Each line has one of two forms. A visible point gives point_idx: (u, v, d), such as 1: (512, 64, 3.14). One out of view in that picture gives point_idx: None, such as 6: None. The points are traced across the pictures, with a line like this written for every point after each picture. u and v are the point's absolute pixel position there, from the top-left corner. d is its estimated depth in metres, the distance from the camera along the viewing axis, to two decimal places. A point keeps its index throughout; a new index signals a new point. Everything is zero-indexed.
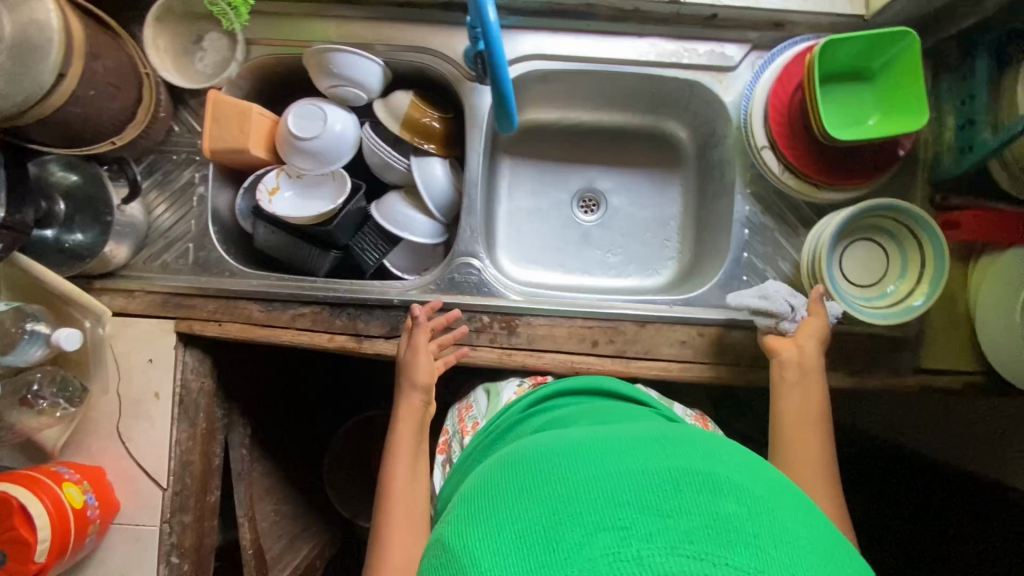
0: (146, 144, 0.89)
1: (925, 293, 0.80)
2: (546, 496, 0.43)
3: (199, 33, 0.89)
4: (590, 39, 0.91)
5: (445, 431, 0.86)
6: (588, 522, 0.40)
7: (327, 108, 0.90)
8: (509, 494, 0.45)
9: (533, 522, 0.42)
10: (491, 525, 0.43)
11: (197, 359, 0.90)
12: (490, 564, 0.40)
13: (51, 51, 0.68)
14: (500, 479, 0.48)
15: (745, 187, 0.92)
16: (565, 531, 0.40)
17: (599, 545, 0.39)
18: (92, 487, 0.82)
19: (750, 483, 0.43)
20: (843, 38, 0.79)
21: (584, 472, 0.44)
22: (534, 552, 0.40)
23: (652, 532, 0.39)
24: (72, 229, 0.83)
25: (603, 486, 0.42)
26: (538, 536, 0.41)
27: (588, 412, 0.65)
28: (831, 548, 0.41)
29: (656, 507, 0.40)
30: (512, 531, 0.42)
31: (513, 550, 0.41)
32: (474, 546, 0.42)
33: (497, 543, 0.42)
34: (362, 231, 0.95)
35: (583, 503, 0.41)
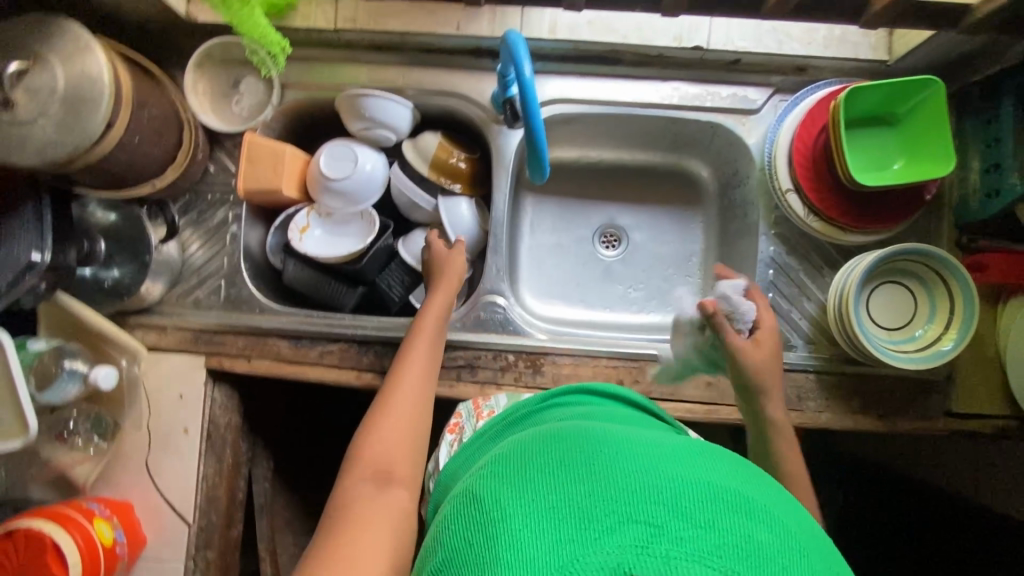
0: (183, 185, 0.92)
1: (954, 339, 0.79)
2: (586, 474, 0.44)
3: (236, 79, 0.92)
4: (615, 84, 0.93)
5: (456, 414, 0.84)
6: (622, 511, 0.41)
7: (358, 150, 0.93)
8: (548, 469, 0.46)
9: (569, 497, 0.43)
10: (525, 495, 0.44)
11: (225, 394, 0.92)
12: (522, 530, 0.41)
13: (102, 102, 0.70)
14: (535, 454, 0.49)
15: (769, 228, 0.92)
16: (598, 512, 0.41)
17: (629, 536, 0.40)
18: (121, 523, 0.83)
19: (787, 518, 0.43)
20: (867, 86, 0.80)
21: (627, 464, 0.45)
22: (565, 523, 0.41)
23: (683, 537, 0.39)
24: (110, 267, 0.86)
25: (643, 480, 0.43)
26: (573, 510, 0.42)
27: (611, 415, 0.66)
28: None
29: (693, 516, 0.40)
30: (548, 502, 0.43)
31: (545, 518, 0.42)
32: (507, 510, 0.43)
33: (531, 510, 0.43)
34: (389, 269, 0.97)
35: (621, 492, 0.42)
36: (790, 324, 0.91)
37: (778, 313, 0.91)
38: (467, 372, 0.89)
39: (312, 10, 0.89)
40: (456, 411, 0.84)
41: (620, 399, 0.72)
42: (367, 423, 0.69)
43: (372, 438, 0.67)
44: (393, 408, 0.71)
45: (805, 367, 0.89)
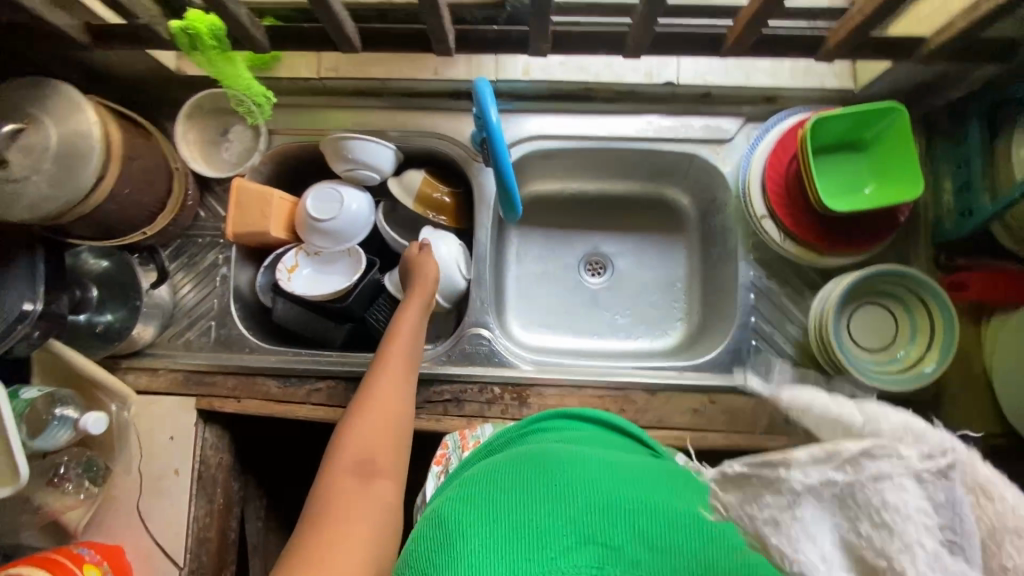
0: (175, 230, 0.94)
1: (936, 360, 0.80)
2: (548, 499, 0.47)
3: (226, 127, 0.96)
4: (590, 119, 0.96)
5: (442, 446, 0.84)
6: (580, 533, 0.45)
7: (343, 190, 0.96)
8: (516, 493, 0.49)
9: (530, 518, 0.46)
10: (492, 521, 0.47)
11: (216, 435, 0.93)
12: (485, 555, 0.44)
13: (93, 157, 0.74)
14: (507, 476, 0.52)
15: (748, 253, 0.94)
16: (557, 533, 0.45)
17: (585, 558, 0.44)
18: (111, 568, 0.83)
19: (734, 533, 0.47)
20: (832, 114, 0.82)
21: (588, 488, 0.48)
22: (527, 543, 0.44)
23: (635, 560, 0.44)
24: (103, 312, 0.88)
25: (602, 505, 0.47)
26: (536, 530, 0.45)
27: (588, 438, 0.66)
28: None
29: (646, 537, 0.45)
30: (513, 525, 0.46)
31: (508, 541, 0.45)
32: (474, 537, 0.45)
33: (496, 535, 0.45)
34: (377, 303, 0.99)
35: (580, 516, 0.46)
36: (774, 348, 0.91)
37: (760, 337, 0.92)
38: (453, 406, 0.89)
39: (296, 62, 0.95)
40: (443, 441, 0.84)
41: (601, 422, 0.73)
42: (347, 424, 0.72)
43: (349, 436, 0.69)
44: (371, 408, 0.73)
45: None
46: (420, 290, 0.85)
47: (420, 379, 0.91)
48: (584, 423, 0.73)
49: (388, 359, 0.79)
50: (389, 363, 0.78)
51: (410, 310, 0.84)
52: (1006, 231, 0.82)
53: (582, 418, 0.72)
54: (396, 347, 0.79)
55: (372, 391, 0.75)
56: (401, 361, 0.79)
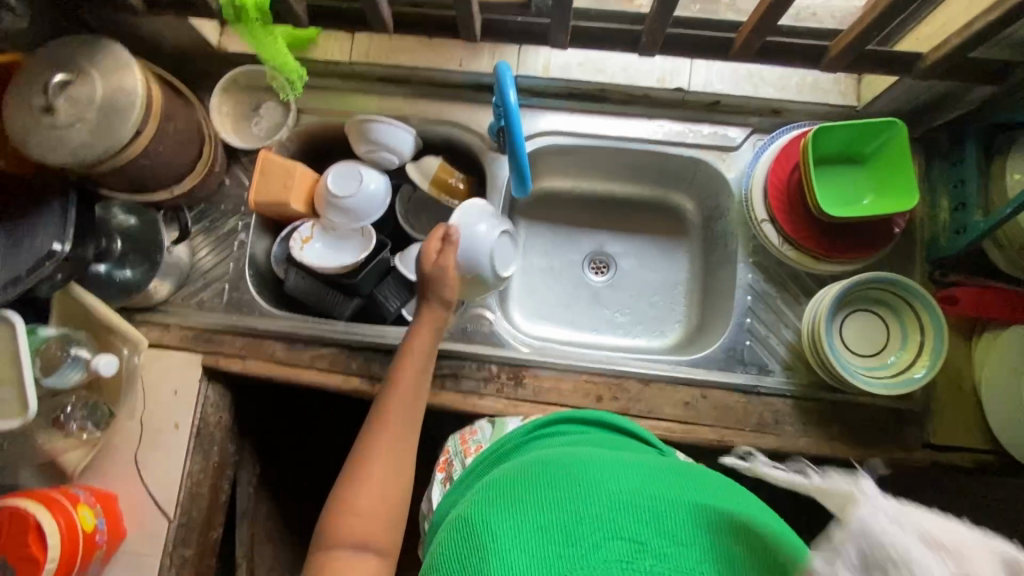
0: (199, 194, 0.99)
1: (925, 365, 0.82)
2: (569, 506, 0.50)
3: (257, 103, 1.01)
4: (604, 119, 1.00)
5: (444, 451, 0.86)
6: (606, 532, 0.48)
7: (364, 170, 1.00)
8: (541, 495, 0.51)
9: (557, 530, 0.48)
10: (524, 523, 0.50)
11: (218, 393, 0.95)
12: (523, 556, 0.47)
13: (133, 111, 0.78)
14: (526, 475, 0.55)
15: (747, 256, 0.96)
16: (587, 535, 0.48)
17: (613, 553, 0.47)
18: (104, 513, 0.85)
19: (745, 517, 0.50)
20: (833, 126, 0.86)
21: (605, 491, 0.51)
22: (559, 551, 0.47)
23: (659, 550, 0.47)
24: (123, 266, 0.91)
25: (623, 506, 0.49)
26: (564, 536, 0.48)
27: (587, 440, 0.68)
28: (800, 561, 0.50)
29: (666, 531, 0.48)
30: (544, 530, 0.49)
31: (540, 547, 0.47)
32: (510, 539, 0.48)
33: (529, 540, 0.48)
34: (385, 281, 1.02)
35: (604, 517, 0.49)
36: (768, 349, 0.93)
37: (755, 338, 0.93)
38: (451, 381, 0.92)
39: (331, 45, 1.00)
40: (445, 447, 0.85)
41: (605, 425, 0.75)
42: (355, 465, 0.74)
43: (348, 499, 0.70)
44: (370, 470, 0.72)
45: (783, 392, 0.90)
46: (421, 334, 0.84)
47: None
48: (588, 422, 0.75)
49: (388, 411, 0.78)
50: (388, 415, 0.77)
51: (417, 348, 0.83)
52: (998, 249, 0.86)
53: (585, 419, 0.75)
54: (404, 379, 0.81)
55: (371, 449, 0.74)
56: (402, 414, 0.78)
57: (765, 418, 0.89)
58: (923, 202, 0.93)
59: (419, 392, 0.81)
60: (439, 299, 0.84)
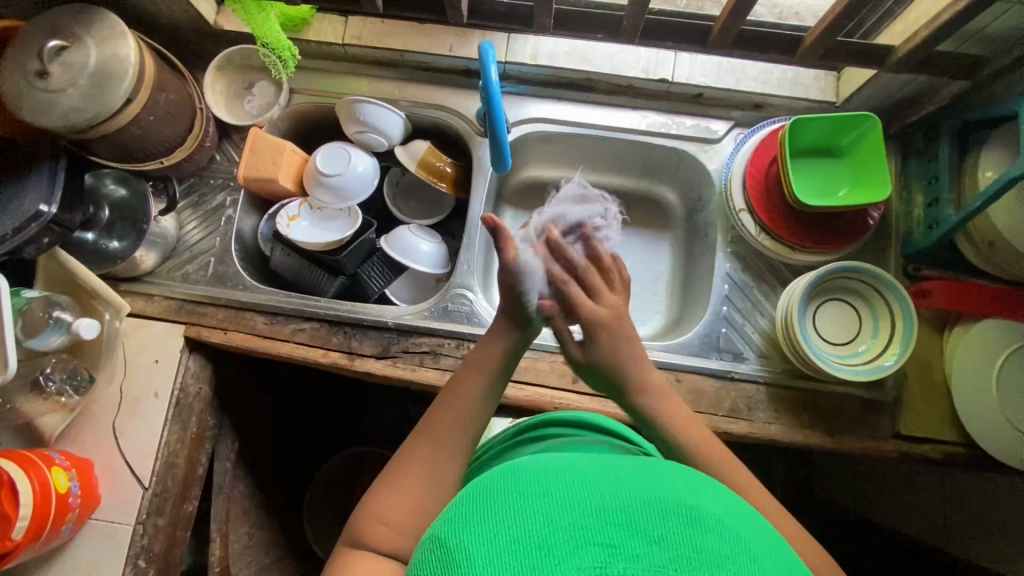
0: (190, 169, 1.00)
1: (895, 354, 0.83)
2: (532, 502, 0.39)
3: (251, 82, 1.03)
4: (589, 108, 1.03)
5: None
6: (579, 535, 0.37)
7: (352, 151, 1.01)
8: (505, 494, 0.41)
9: (519, 533, 0.38)
10: (481, 527, 0.39)
11: (199, 365, 0.96)
12: (479, 564, 0.36)
13: (124, 79, 0.80)
14: (477, 483, 0.44)
15: (726, 246, 0.98)
16: (556, 538, 0.37)
17: (584, 559, 0.36)
18: (78, 476, 0.85)
19: (732, 519, 0.40)
20: (810, 118, 0.88)
21: (570, 484, 0.41)
22: (523, 557, 0.36)
23: (637, 555, 0.36)
24: (111, 236, 0.92)
25: (596, 505, 0.39)
26: (529, 540, 0.37)
27: (567, 444, 0.66)
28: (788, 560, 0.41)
29: (644, 531, 0.37)
30: (508, 533, 0.38)
31: (502, 553, 0.37)
32: (467, 544, 0.38)
33: (489, 546, 0.37)
34: (370, 260, 1.04)
35: (574, 514, 0.38)
36: (744, 338, 0.94)
37: (731, 325, 0.95)
38: (430, 358, 0.93)
39: (324, 26, 1.01)
40: None
41: (593, 425, 0.74)
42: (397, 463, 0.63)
43: (376, 503, 0.59)
44: (407, 477, 0.61)
45: (758, 379, 0.91)
46: (483, 349, 0.71)
47: (401, 330, 0.94)
48: (575, 427, 0.74)
49: (440, 424, 0.65)
50: (439, 428, 0.65)
51: (475, 366, 0.70)
52: (969, 242, 0.88)
53: (570, 421, 0.75)
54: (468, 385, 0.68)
55: (411, 457, 0.63)
56: (454, 430, 0.65)
57: (738, 404, 0.90)
58: (898, 198, 0.95)
59: (477, 414, 0.67)
60: (515, 316, 0.72)
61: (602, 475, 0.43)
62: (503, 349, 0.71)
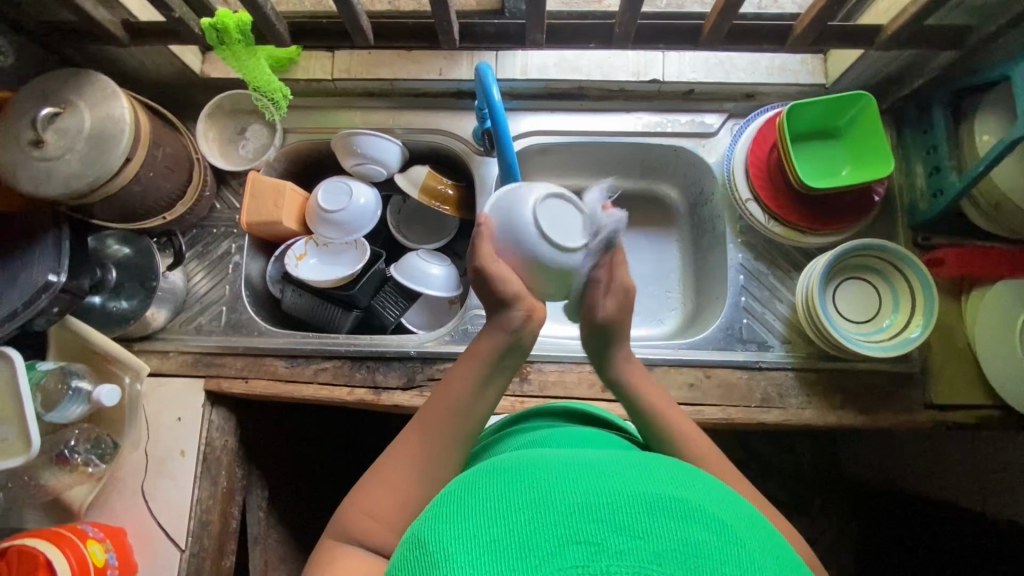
0: (191, 220, 0.99)
1: (921, 324, 0.84)
2: (512, 504, 0.39)
3: (243, 126, 1.03)
4: (584, 116, 1.03)
5: None
6: (560, 533, 0.36)
7: (353, 183, 1.01)
8: (488, 495, 0.40)
9: (499, 533, 0.37)
10: (461, 527, 0.38)
11: (223, 417, 0.95)
12: (461, 565, 0.36)
13: (121, 139, 0.79)
14: (471, 481, 0.44)
15: (736, 237, 0.98)
16: (537, 537, 0.36)
17: (566, 557, 0.35)
18: (114, 547, 0.83)
19: (721, 510, 0.39)
20: (805, 102, 0.89)
21: (553, 482, 0.40)
22: (503, 557, 0.36)
23: (620, 550, 0.36)
24: (119, 296, 0.90)
25: (578, 500, 0.38)
26: (510, 541, 0.37)
27: (566, 433, 0.64)
28: (781, 550, 0.39)
29: (628, 526, 0.37)
30: (489, 534, 0.37)
31: (484, 552, 0.36)
32: (448, 543, 0.37)
33: (469, 547, 0.37)
34: (382, 291, 1.02)
35: (555, 512, 0.38)
36: (766, 326, 0.94)
37: (751, 315, 0.95)
38: None
39: (311, 64, 1.00)
40: None
41: (579, 414, 0.72)
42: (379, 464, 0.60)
43: (363, 494, 0.58)
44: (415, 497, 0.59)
45: (785, 366, 0.91)
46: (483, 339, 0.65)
47: (423, 358, 0.93)
48: (566, 416, 0.72)
49: (430, 423, 0.62)
50: (426, 424, 0.62)
51: (471, 357, 0.65)
52: (975, 206, 0.89)
53: (560, 412, 0.72)
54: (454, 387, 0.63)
55: (400, 454, 0.60)
56: (443, 432, 0.61)
57: (769, 393, 0.90)
58: (898, 170, 0.96)
59: (470, 413, 0.62)
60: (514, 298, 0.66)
61: (587, 469, 0.42)
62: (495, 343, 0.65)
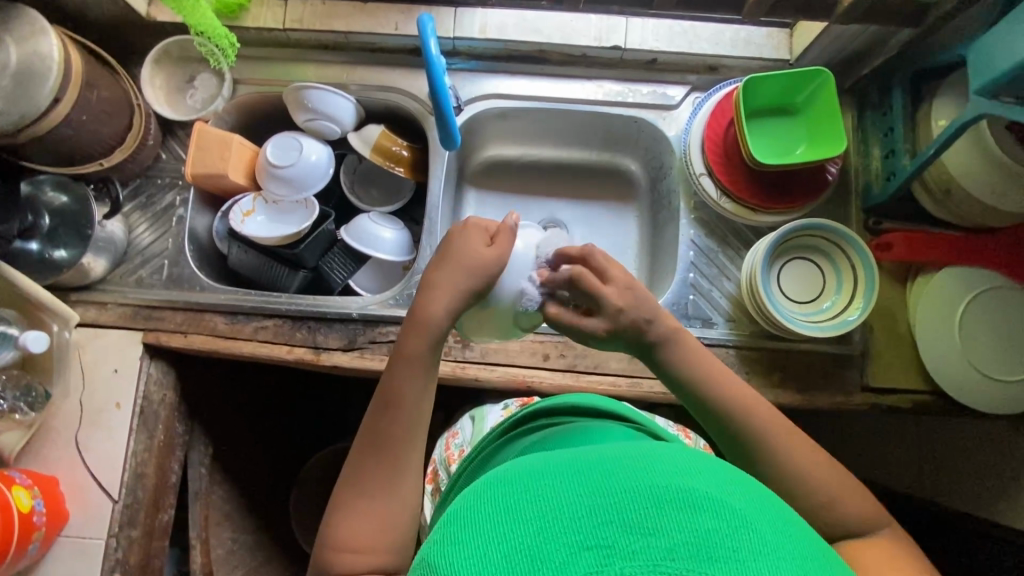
0: (134, 169, 0.96)
1: (858, 308, 0.84)
2: (521, 516, 0.39)
3: (191, 75, 0.99)
4: (544, 82, 1.01)
5: (433, 461, 0.92)
6: (572, 541, 0.37)
7: (303, 140, 0.98)
8: (491, 509, 0.41)
9: (510, 547, 0.38)
10: (472, 548, 0.39)
11: (161, 371, 0.93)
12: None
13: (50, 77, 0.76)
14: (479, 496, 0.44)
15: (689, 213, 0.97)
16: (550, 550, 0.37)
17: (581, 564, 0.36)
18: (42, 494, 0.83)
19: (729, 496, 0.40)
20: (762, 77, 0.87)
21: (561, 491, 0.41)
22: (517, 573, 0.36)
23: (633, 550, 0.36)
24: (56, 244, 0.88)
25: (588, 506, 0.39)
26: (521, 556, 0.37)
27: (564, 433, 0.63)
28: (794, 528, 0.40)
29: (638, 525, 0.37)
30: (500, 551, 0.38)
31: (496, 568, 0.37)
32: (460, 566, 0.38)
33: (481, 567, 0.37)
34: (330, 253, 1.01)
35: (565, 522, 0.38)
36: (711, 303, 0.94)
37: (698, 292, 0.94)
38: None
39: (262, 12, 0.97)
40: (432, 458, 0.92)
41: (578, 409, 0.70)
42: (344, 488, 0.59)
43: (338, 528, 0.57)
44: (364, 490, 0.58)
45: (726, 343, 0.92)
46: (417, 331, 0.61)
47: (367, 321, 0.92)
48: (567, 415, 0.70)
49: (385, 437, 0.59)
50: (383, 433, 0.59)
51: (409, 352, 0.61)
52: (925, 191, 0.89)
53: (556, 408, 0.71)
54: (402, 392, 0.60)
55: (363, 473, 0.59)
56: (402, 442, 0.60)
57: None
58: (855, 152, 0.95)
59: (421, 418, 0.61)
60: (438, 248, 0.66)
61: (598, 470, 0.42)
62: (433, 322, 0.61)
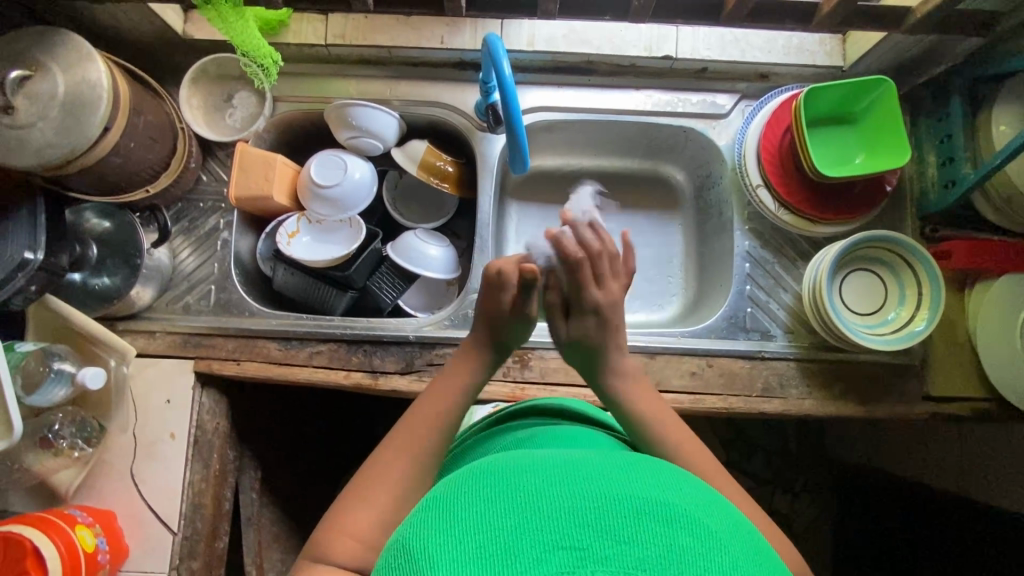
0: (176, 193, 0.94)
1: (926, 320, 0.84)
2: (500, 506, 0.38)
3: (229, 93, 0.96)
4: (592, 92, 0.99)
5: None
6: (546, 539, 0.36)
7: (347, 158, 0.96)
8: (471, 500, 0.39)
9: (485, 540, 0.36)
10: (446, 532, 0.37)
11: (214, 400, 0.92)
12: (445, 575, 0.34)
13: (101, 106, 0.73)
14: (459, 485, 0.42)
15: (743, 224, 0.96)
16: (521, 545, 0.35)
17: (552, 563, 0.35)
18: (103, 531, 0.81)
19: (705, 515, 0.39)
20: (823, 87, 0.85)
21: (541, 486, 0.39)
22: (488, 565, 0.34)
23: (606, 556, 0.35)
24: (101, 273, 0.86)
25: (566, 506, 0.37)
26: (495, 548, 0.35)
27: (556, 432, 0.61)
28: (761, 551, 0.39)
29: (614, 531, 0.36)
30: (473, 542, 0.36)
31: (469, 557, 0.35)
32: (433, 553, 0.36)
33: (453, 554, 0.35)
34: (379, 272, 0.99)
35: (543, 519, 0.37)
36: (769, 315, 0.93)
37: (755, 304, 0.93)
38: None
39: (303, 28, 0.94)
40: None
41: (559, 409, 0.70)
42: (358, 479, 0.59)
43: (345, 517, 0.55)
44: (378, 488, 0.57)
45: (787, 356, 0.91)
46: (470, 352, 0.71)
47: (422, 343, 0.91)
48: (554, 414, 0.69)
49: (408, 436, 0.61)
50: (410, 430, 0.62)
51: (459, 366, 0.69)
52: (985, 199, 0.88)
53: (542, 406, 0.69)
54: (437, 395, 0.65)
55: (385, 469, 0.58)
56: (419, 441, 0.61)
57: (770, 382, 0.90)
58: (911, 159, 0.94)
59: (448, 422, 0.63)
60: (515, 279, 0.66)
61: (577, 473, 0.41)
62: (457, 394, 0.66)
